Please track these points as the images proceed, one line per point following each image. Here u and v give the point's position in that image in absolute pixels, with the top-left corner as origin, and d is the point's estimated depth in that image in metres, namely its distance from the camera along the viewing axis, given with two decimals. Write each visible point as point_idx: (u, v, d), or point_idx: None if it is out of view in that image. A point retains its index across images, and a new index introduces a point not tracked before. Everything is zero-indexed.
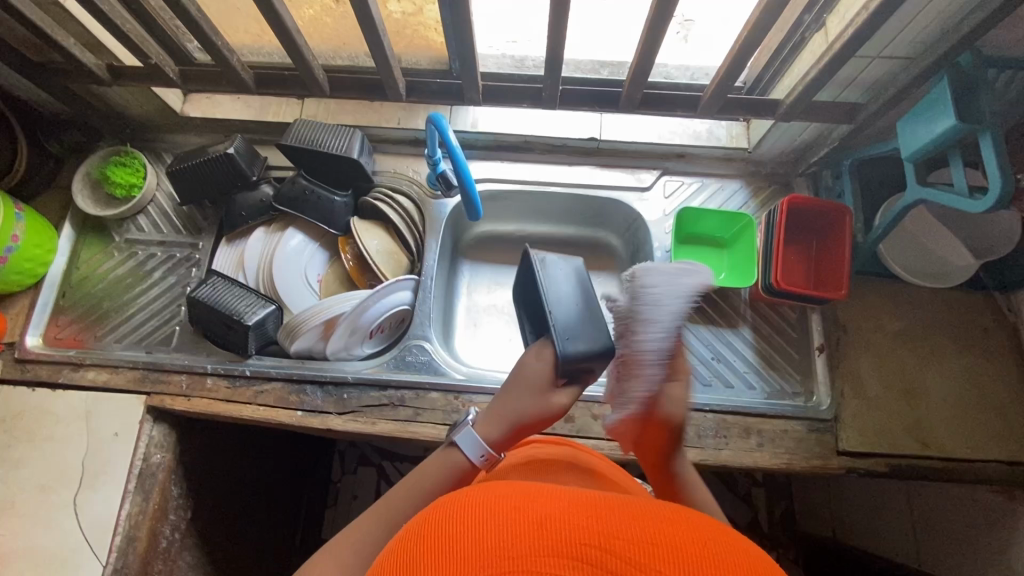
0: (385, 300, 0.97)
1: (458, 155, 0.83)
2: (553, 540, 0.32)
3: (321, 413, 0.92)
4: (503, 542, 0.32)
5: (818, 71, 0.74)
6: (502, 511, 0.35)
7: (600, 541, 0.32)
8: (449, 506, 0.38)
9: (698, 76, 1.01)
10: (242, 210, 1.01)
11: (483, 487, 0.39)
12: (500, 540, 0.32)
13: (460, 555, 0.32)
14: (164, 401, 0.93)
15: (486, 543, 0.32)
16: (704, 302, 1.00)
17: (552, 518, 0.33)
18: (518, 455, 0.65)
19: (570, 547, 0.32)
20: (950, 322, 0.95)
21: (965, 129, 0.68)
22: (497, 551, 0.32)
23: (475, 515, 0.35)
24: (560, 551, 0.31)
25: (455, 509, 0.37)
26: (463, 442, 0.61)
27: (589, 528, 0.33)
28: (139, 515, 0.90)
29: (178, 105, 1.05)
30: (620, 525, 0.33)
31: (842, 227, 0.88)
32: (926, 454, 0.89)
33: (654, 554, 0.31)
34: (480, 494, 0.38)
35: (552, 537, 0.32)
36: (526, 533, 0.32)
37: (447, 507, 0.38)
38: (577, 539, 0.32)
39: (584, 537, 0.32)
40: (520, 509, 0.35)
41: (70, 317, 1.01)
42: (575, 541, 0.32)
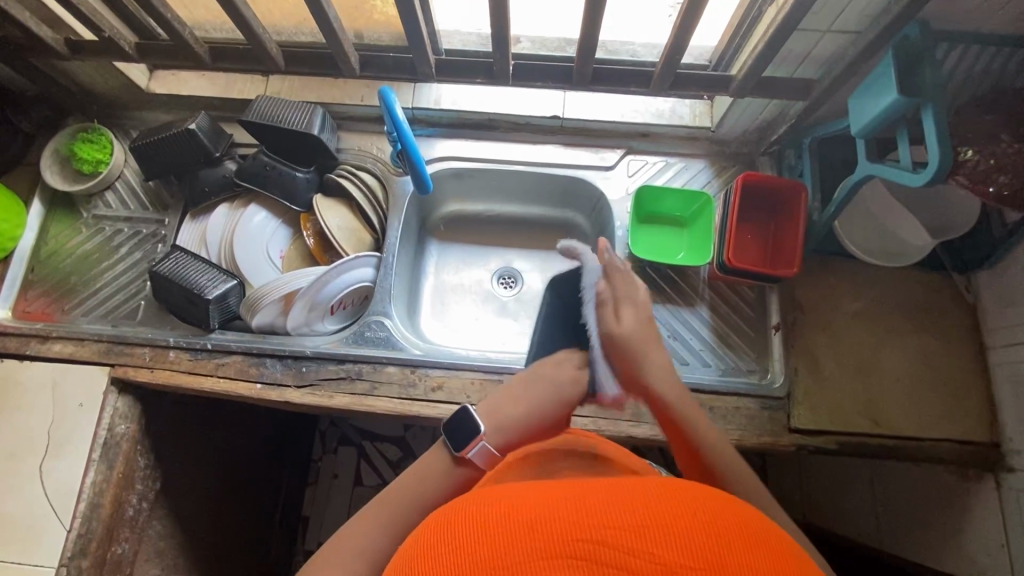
0: (345, 276, 0.98)
1: (407, 131, 0.84)
2: (548, 540, 0.35)
3: (279, 385, 0.93)
4: (499, 554, 0.35)
5: (765, 45, 0.74)
6: (499, 517, 0.38)
7: (590, 534, 0.35)
8: (443, 525, 0.40)
9: None
10: (204, 185, 1.03)
11: (471, 498, 0.42)
12: (499, 547, 0.35)
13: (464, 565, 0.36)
14: (128, 373, 0.95)
15: (497, 549, 0.35)
16: (663, 281, 1.00)
17: (543, 519, 0.36)
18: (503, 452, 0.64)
19: (563, 543, 0.35)
20: (909, 303, 0.95)
21: (907, 103, 0.67)
22: (498, 556, 0.35)
23: (471, 532, 0.37)
24: (554, 550, 0.34)
25: (456, 520, 0.40)
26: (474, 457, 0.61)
27: (579, 524, 0.36)
28: (104, 483, 0.92)
29: (144, 81, 1.06)
30: (609, 511, 0.36)
31: (796, 205, 0.89)
32: (877, 432, 0.89)
33: (639, 536, 0.35)
34: (475, 502, 0.41)
35: (543, 537, 0.35)
36: (519, 538, 0.35)
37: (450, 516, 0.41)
38: (569, 534, 0.35)
39: (575, 533, 0.35)
40: (514, 513, 0.38)
41: (39, 291, 1.03)
42: (567, 538, 0.35)
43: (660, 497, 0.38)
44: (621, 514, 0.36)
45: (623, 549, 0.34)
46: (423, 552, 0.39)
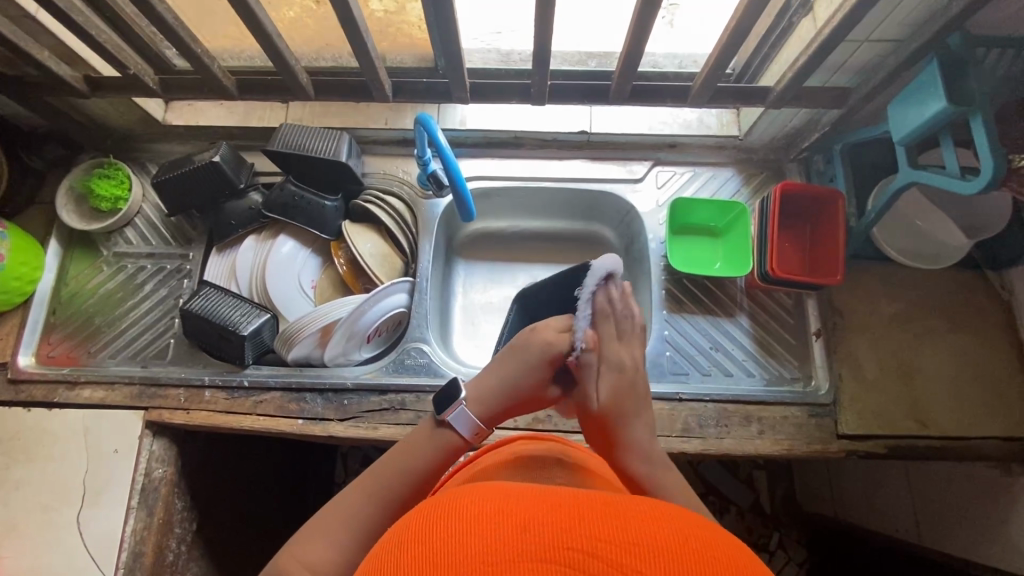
0: (381, 304, 0.96)
1: (449, 158, 0.82)
2: (536, 541, 0.32)
3: (322, 420, 0.91)
4: (487, 546, 0.32)
5: (808, 57, 0.74)
6: (490, 513, 0.34)
7: (582, 544, 0.32)
8: (431, 510, 0.37)
9: (687, 65, 0.99)
10: (231, 218, 1.00)
11: (466, 490, 0.38)
12: (482, 536, 0.32)
13: (445, 549, 0.32)
14: (162, 416, 0.93)
15: (488, 541, 0.32)
16: (699, 292, 1.00)
17: (536, 519, 0.33)
18: (497, 454, 0.63)
19: (552, 549, 0.31)
20: (946, 303, 0.96)
21: (955, 112, 0.68)
22: (482, 545, 0.32)
23: (459, 522, 0.34)
24: (542, 554, 0.31)
25: (443, 503, 0.37)
26: (456, 423, 0.62)
27: (570, 532, 0.32)
28: (144, 530, 0.90)
29: (160, 112, 1.03)
30: (604, 526, 0.33)
31: (836, 213, 0.89)
32: (924, 433, 0.90)
33: (630, 555, 0.31)
34: (466, 491, 0.38)
35: (537, 540, 0.32)
36: (512, 535, 0.32)
37: (436, 500, 0.38)
38: (560, 541, 0.32)
39: (568, 541, 0.32)
40: (504, 508, 0.34)
41: (62, 334, 1.00)
42: (556, 543, 0.32)
43: (657, 519, 0.35)
44: (616, 531, 0.33)
45: (612, 564, 0.31)
46: (403, 531, 0.36)
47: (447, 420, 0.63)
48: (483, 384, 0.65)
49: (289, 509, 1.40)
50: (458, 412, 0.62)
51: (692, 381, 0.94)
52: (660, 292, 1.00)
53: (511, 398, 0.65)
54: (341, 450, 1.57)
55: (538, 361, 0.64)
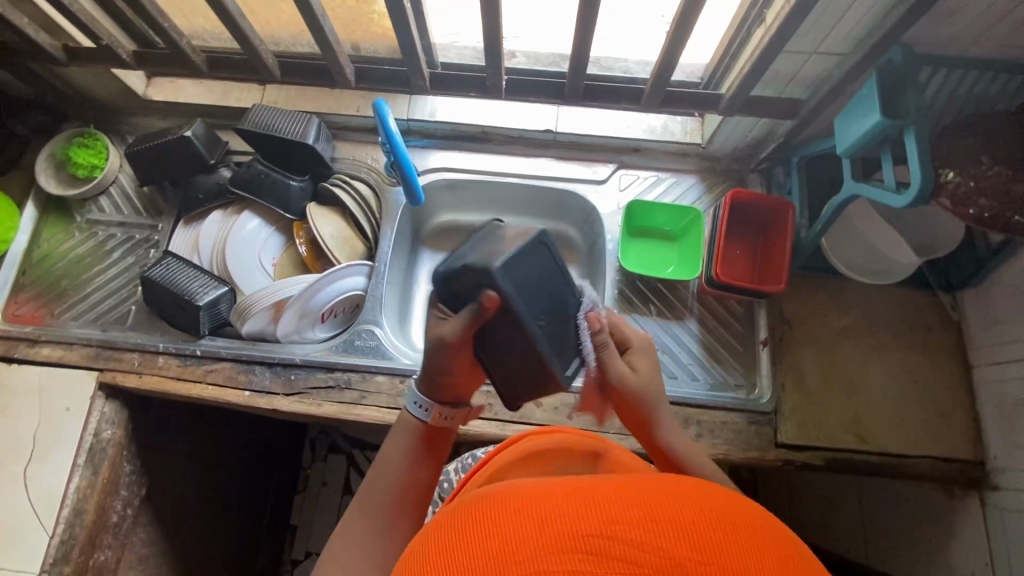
0: (336, 284, 0.99)
1: (399, 146, 0.84)
2: (555, 536, 0.33)
3: (268, 393, 0.93)
4: (509, 547, 0.33)
5: (753, 66, 0.75)
6: (504, 514, 0.35)
7: (599, 529, 0.33)
8: (447, 522, 0.38)
9: None
10: (199, 192, 1.03)
11: (480, 496, 0.40)
12: (501, 540, 0.33)
13: (471, 566, 0.33)
14: (116, 378, 0.95)
15: (506, 542, 0.33)
16: (651, 294, 1.01)
17: (550, 513, 0.34)
18: (508, 453, 0.66)
19: (570, 540, 0.33)
20: (895, 321, 0.96)
21: (889, 125, 0.69)
22: (506, 552, 0.33)
23: (479, 529, 0.35)
24: (561, 546, 0.32)
25: (456, 522, 0.37)
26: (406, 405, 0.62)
27: (585, 519, 0.33)
28: (88, 488, 0.92)
29: (141, 88, 1.06)
30: (614, 507, 0.34)
31: (783, 222, 0.90)
32: (862, 448, 0.90)
33: (647, 530, 0.33)
34: (477, 502, 0.39)
35: (554, 532, 0.33)
36: (529, 533, 0.33)
37: (450, 518, 0.38)
38: (575, 530, 0.33)
39: (583, 528, 0.33)
40: (518, 506, 0.36)
41: (30, 294, 1.03)
42: (574, 533, 0.33)
43: (667, 492, 0.36)
44: (629, 508, 0.34)
45: (631, 543, 0.32)
46: (424, 554, 0.36)
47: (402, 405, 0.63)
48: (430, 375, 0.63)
49: (248, 487, 1.41)
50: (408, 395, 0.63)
51: None
52: (612, 293, 1.02)
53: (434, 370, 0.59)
54: (310, 435, 1.58)
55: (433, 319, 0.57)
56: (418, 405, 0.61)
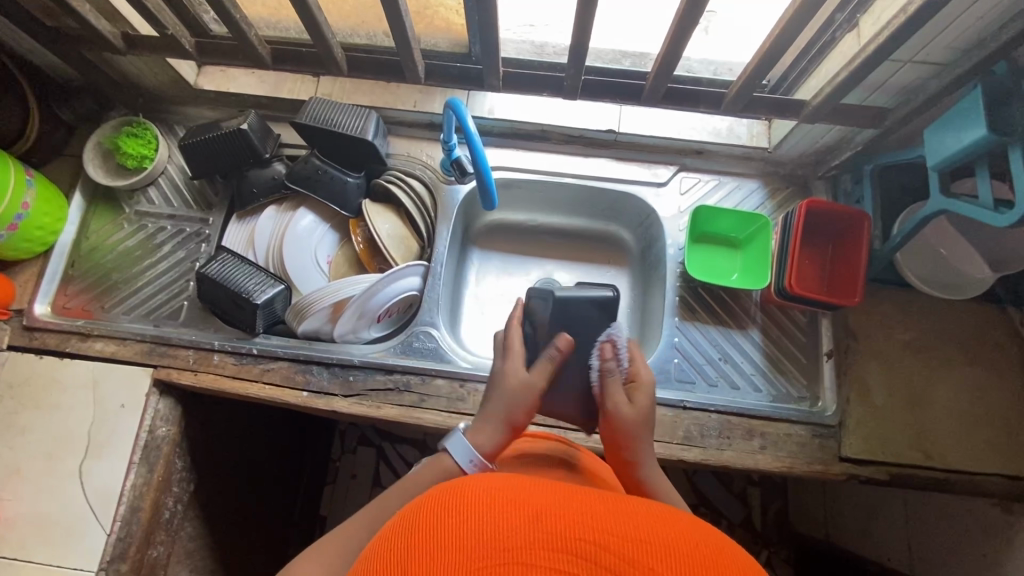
0: (394, 285, 0.97)
1: (475, 143, 0.82)
2: (550, 533, 0.33)
3: (326, 394, 0.92)
4: (502, 532, 0.33)
5: (848, 74, 0.73)
6: (504, 500, 0.36)
7: (593, 536, 0.33)
8: (448, 493, 0.38)
9: (721, 72, 0.96)
10: (253, 186, 1.00)
11: (484, 477, 0.40)
12: (496, 525, 0.34)
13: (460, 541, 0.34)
14: (171, 375, 0.93)
15: (504, 528, 0.34)
16: (714, 302, 0.99)
17: (547, 511, 0.35)
18: (507, 457, 0.68)
19: (562, 540, 0.33)
20: (963, 335, 0.94)
21: (995, 140, 0.66)
22: (500, 535, 0.33)
23: (478, 509, 0.36)
24: (555, 545, 0.33)
25: (451, 494, 0.38)
26: (457, 452, 0.64)
27: (582, 525, 0.34)
28: (144, 485, 0.91)
29: (192, 76, 1.03)
30: (613, 522, 0.35)
31: (859, 234, 0.87)
32: (928, 464, 0.89)
33: (639, 549, 0.33)
34: (472, 480, 0.40)
35: (551, 527, 0.34)
36: (525, 523, 0.34)
37: (446, 490, 0.39)
38: (569, 533, 0.33)
39: (579, 532, 0.33)
40: (519, 499, 0.36)
41: (80, 287, 1.01)
42: (569, 535, 0.33)
43: (669, 525, 0.36)
44: (628, 527, 0.35)
45: (624, 558, 0.32)
46: (413, 519, 0.37)
47: (447, 451, 0.64)
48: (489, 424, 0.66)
49: (285, 480, 1.41)
50: (459, 441, 0.64)
51: (697, 391, 0.93)
52: (673, 299, 1.00)
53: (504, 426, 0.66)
54: (340, 428, 1.59)
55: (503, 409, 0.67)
56: (469, 459, 0.63)
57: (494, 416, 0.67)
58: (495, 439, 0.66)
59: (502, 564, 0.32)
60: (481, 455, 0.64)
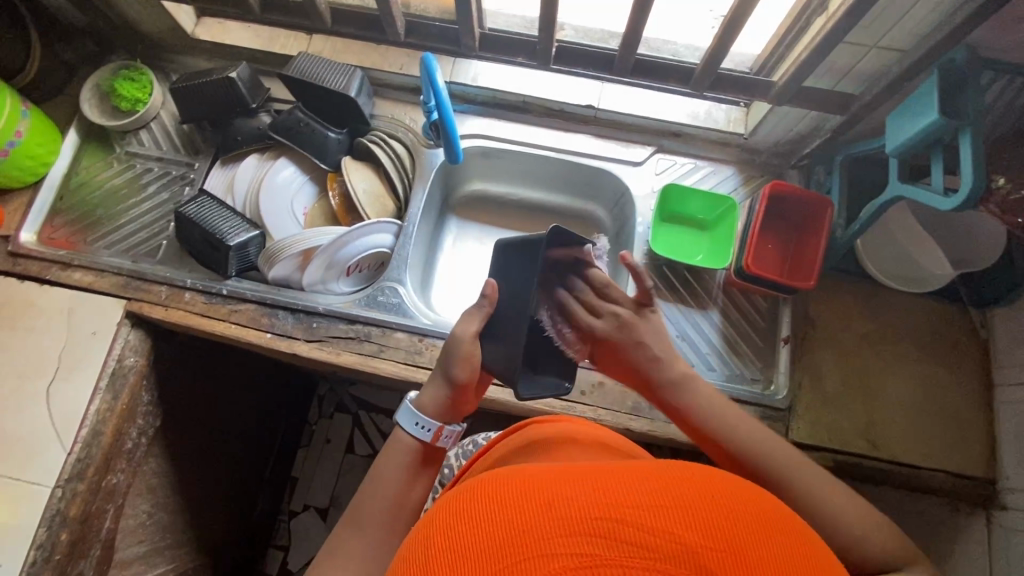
0: (364, 239, 0.99)
1: (444, 104, 0.86)
2: (563, 519, 0.33)
3: (289, 337, 0.94)
4: (516, 531, 0.33)
5: (810, 53, 0.74)
6: (513, 494, 0.36)
7: (606, 513, 0.33)
8: (454, 506, 0.38)
9: (682, 53, 0.99)
10: (238, 135, 1.04)
11: (484, 480, 0.40)
12: (512, 521, 0.34)
13: (476, 549, 0.33)
14: (143, 309, 0.96)
15: (518, 523, 0.33)
16: (677, 281, 1.00)
17: (559, 498, 0.34)
18: (514, 440, 0.66)
19: (578, 523, 0.33)
20: (922, 332, 0.94)
21: (947, 125, 0.67)
22: (517, 534, 0.33)
23: (491, 510, 0.35)
24: (571, 529, 0.32)
25: (463, 503, 0.38)
26: (404, 419, 0.67)
27: (592, 504, 0.34)
28: (108, 412, 0.94)
29: (190, 26, 1.08)
30: (622, 492, 0.34)
31: (822, 220, 0.88)
32: (873, 454, 0.89)
33: (654, 515, 0.33)
34: (477, 486, 0.39)
35: (562, 514, 0.33)
36: (536, 515, 0.33)
37: (459, 497, 0.39)
38: (583, 515, 0.33)
39: (592, 512, 0.33)
40: (526, 488, 0.36)
41: (66, 219, 1.04)
42: (582, 516, 0.33)
43: (680, 481, 0.36)
44: (637, 494, 0.34)
45: (639, 527, 0.32)
46: (431, 540, 0.37)
47: (398, 425, 0.68)
48: (432, 395, 0.69)
49: (257, 434, 1.44)
50: (407, 412, 0.68)
51: None
52: (637, 276, 1.01)
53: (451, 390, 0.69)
54: (319, 392, 1.62)
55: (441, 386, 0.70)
56: (420, 426, 0.67)
57: (436, 376, 0.71)
58: (438, 400, 0.69)
59: (522, 561, 0.31)
60: (428, 418, 0.67)
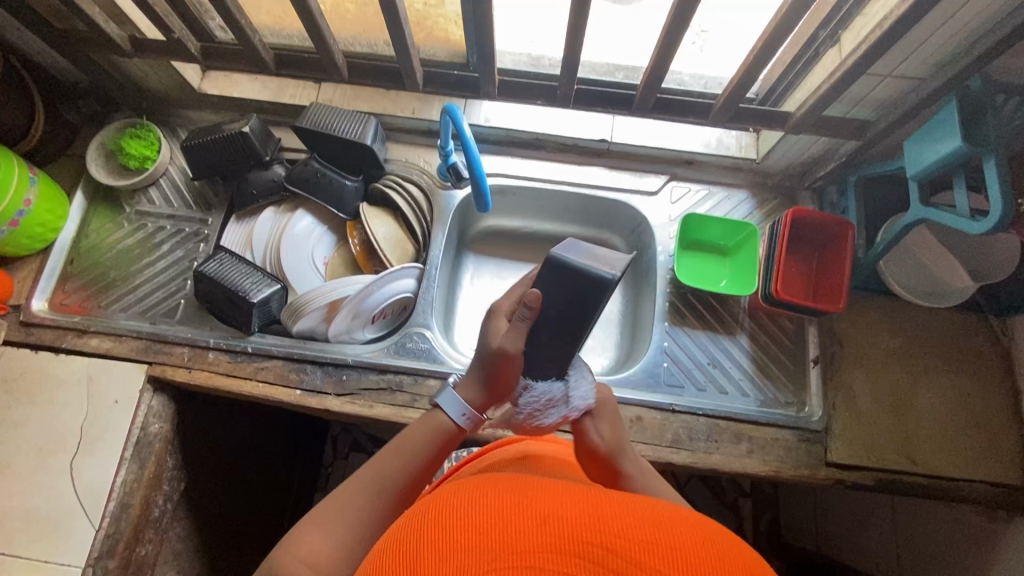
0: (388, 287, 0.98)
1: (472, 149, 0.85)
2: (556, 537, 0.35)
3: (319, 393, 0.93)
4: (509, 536, 0.35)
5: (830, 86, 0.76)
6: (512, 504, 0.38)
7: (597, 540, 0.35)
8: (455, 498, 0.40)
9: (712, 86, 0.97)
10: (253, 188, 1.02)
11: (488, 483, 0.42)
12: (506, 527, 0.36)
13: (470, 538, 0.35)
14: (166, 372, 0.94)
15: (513, 530, 0.35)
16: (703, 307, 1.01)
17: (554, 516, 0.36)
18: (508, 450, 0.67)
19: (570, 544, 0.35)
20: (947, 343, 0.96)
21: (971, 151, 0.69)
22: (509, 539, 0.35)
23: (487, 510, 0.37)
24: (562, 547, 0.34)
25: (460, 500, 0.40)
26: (446, 404, 0.69)
27: (584, 528, 0.36)
28: (134, 482, 0.91)
29: (196, 80, 1.06)
30: (617, 524, 0.37)
31: (844, 243, 0.90)
32: (912, 469, 0.90)
33: (644, 551, 0.35)
34: (481, 486, 0.41)
35: (556, 533, 0.35)
36: (532, 528, 0.36)
37: (464, 488, 0.41)
38: (577, 536, 0.35)
39: (586, 536, 0.35)
40: (525, 503, 0.38)
41: (77, 284, 1.02)
42: (574, 538, 0.35)
43: (674, 525, 0.38)
44: (632, 528, 0.36)
45: (629, 560, 0.34)
46: (426, 515, 0.39)
47: (440, 406, 0.69)
48: (471, 377, 0.69)
49: (275, 483, 1.41)
50: (449, 398, 0.69)
51: (685, 395, 0.95)
52: (663, 305, 1.02)
53: (491, 383, 0.67)
54: (332, 433, 1.59)
55: (479, 377, 0.68)
56: (462, 415, 0.68)
57: (475, 370, 0.68)
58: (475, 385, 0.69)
59: (509, 566, 0.33)
60: (468, 407, 0.68)
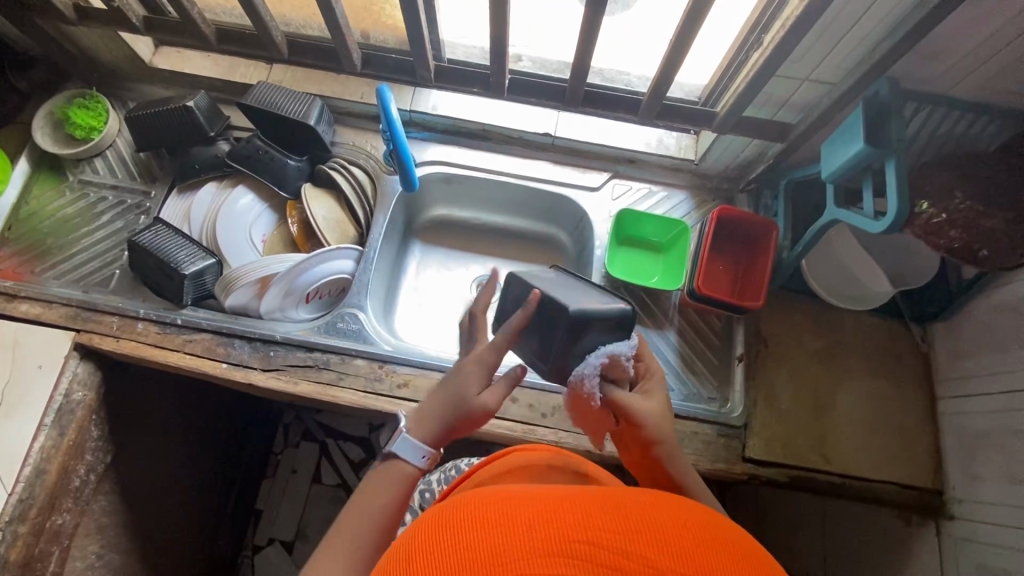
0: (323, 266, 0.99)
1: (398, 131, 0.87)
2: (539, 541, 0.32)
3: (245, 367, 0.93)
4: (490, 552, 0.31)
5: (746, 86, 0.79)
6: (486, 516, 0.34)
7: (580, 536, 0.32)
8: (424, 529, 0.36)
9: None
10: (196, 163, 1.04)
11: (455, 502, 0.38)
12: (484, 544, 0.32)
13: None
14: (92, 340, 0.94)
15: (492, 545, 0.32)
16: (634, 301, 1.03)
17: (533, 520, 0.33)
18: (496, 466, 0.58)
19: (555, 544, 0.32)
20: (870, 348, 0.98)
21: (871, 152, 0.71)
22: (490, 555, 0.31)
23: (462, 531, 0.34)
24: (545, 549, 0.31)
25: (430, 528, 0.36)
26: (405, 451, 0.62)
27: (568, 526, 0.33)
28: (52, 449, 0.90)
29: (147, 54, 1.07)
30: (598, 515, 0.34)
31: (767, 242, 0.92)
32: (826, 468, 0.91)
33: (628, 537, 0.32)
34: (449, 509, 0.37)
35: (537, 537, 0.32)
36: (510, 537, 0.32)
37: (427, 522, 0.36)
38: (559, 535, 0.32)
39: (569, 534, 0.32)
40: (500, 511, 0.35)
41: (13, 249, 1.01)
42: (557, 538, 0.32)
43: (657, 508, 0.35)
44: (613, 518, 0.34)
45: (618, 552, 0.31)
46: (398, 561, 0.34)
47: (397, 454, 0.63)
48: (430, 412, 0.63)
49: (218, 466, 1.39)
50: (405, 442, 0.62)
51: None
52: None
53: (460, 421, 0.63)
54: (284, 421, 1.55)
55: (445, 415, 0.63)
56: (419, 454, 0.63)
57: (442, 406, 0.63)
58: (436, 429, 0.63)
59: None
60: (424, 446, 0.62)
